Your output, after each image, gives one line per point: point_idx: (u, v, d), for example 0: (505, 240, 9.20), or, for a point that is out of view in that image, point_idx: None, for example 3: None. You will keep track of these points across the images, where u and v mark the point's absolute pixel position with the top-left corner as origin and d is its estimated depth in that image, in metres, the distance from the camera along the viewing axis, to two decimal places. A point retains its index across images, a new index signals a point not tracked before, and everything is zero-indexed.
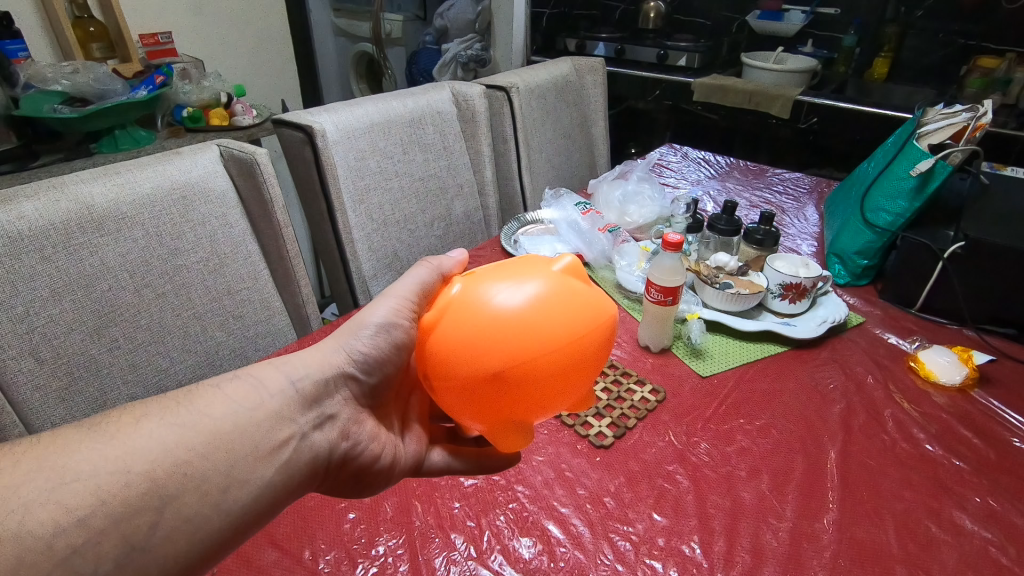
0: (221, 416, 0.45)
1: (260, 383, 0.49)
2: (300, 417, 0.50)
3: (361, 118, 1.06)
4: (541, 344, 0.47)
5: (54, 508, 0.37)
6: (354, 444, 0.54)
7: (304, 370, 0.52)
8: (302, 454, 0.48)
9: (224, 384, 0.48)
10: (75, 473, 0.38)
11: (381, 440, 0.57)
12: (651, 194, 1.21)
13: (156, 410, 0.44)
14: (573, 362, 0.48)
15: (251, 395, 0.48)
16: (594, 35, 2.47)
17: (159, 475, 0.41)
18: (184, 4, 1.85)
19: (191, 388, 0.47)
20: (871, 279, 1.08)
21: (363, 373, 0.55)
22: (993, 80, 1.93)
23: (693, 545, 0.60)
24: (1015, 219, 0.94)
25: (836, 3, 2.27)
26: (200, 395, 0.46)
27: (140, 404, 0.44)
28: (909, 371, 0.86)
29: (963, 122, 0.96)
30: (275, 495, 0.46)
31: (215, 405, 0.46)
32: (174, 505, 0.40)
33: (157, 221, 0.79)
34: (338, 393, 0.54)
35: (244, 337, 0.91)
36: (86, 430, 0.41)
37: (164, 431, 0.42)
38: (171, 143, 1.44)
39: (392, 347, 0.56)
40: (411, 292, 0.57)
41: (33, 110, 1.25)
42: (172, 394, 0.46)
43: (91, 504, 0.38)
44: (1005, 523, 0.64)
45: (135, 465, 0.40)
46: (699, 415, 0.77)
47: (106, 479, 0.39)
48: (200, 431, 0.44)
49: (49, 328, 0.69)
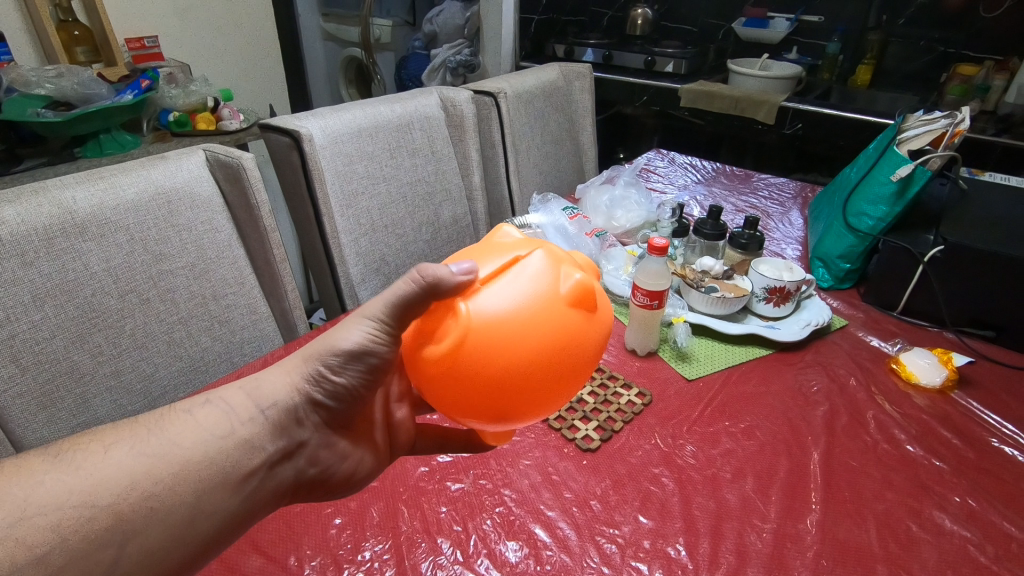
0: (190, 446, 0.45)
1: (230, 411, 0.49)
2: (269, 447, 0.49)
3: (348, 122, 1.06)
4: (548, 354, 0.47)
5: (14, 545, 0.37)
6: (323, 469, 0.54)
7: (273, 397, 0.50)
8: (266, 487, 0.49)
9: (195, 409, 0.48)
10: (36, 508, 0.39)
11: (353, 458, 0.57)
12: (637, 199, 1.22)
13: (124, 438, 0.44)
14: (574, 369, 0.49)
15: (221, 423, 0.47)
16: (582, 41, 2.49)
17: (122, 509, 0.41)
18: (171, 8, 1.84)
19: (161, 412, 0.47)
20: (853, 283, 1.09)
21: (333, 401, 0.53)
22: (972, 87, 1.97)
23: (678, 547, 0.61)
24: (993, 223, 0.96)
25: (820, 11, 2.31)
26: (170, 423, 0.46)
27: (109, 430, 0.44)
28: (890, 373, 0.88)
29: (942, 128, 0.98)
30: (236, 526, 0.47)
31: (184, 435, 0.45)
32: (135, 540, 0.41)
33: (142, 227, 0.78)
34: (308, 420, 0.52)
35: (231, 343, 0.90)
36: (52, 460, 0.41)
37: (130, 462, 0.42)
38: (157, 148, 1.43)
39: (364, 373, 0.52)
40: (385, 315, 0.49)
41: (16, 114, 1.24)
42: (142, 420, 0.46)
43: (51, 541, 0.38)
44: (984, 522, 0.65)
45: (99, 499, 0.41)
46: (685, 418, 0.78)
47: (68, 514, 0.39)
48: (166, 463, 0.43)
49: (31, 335, 0.69)
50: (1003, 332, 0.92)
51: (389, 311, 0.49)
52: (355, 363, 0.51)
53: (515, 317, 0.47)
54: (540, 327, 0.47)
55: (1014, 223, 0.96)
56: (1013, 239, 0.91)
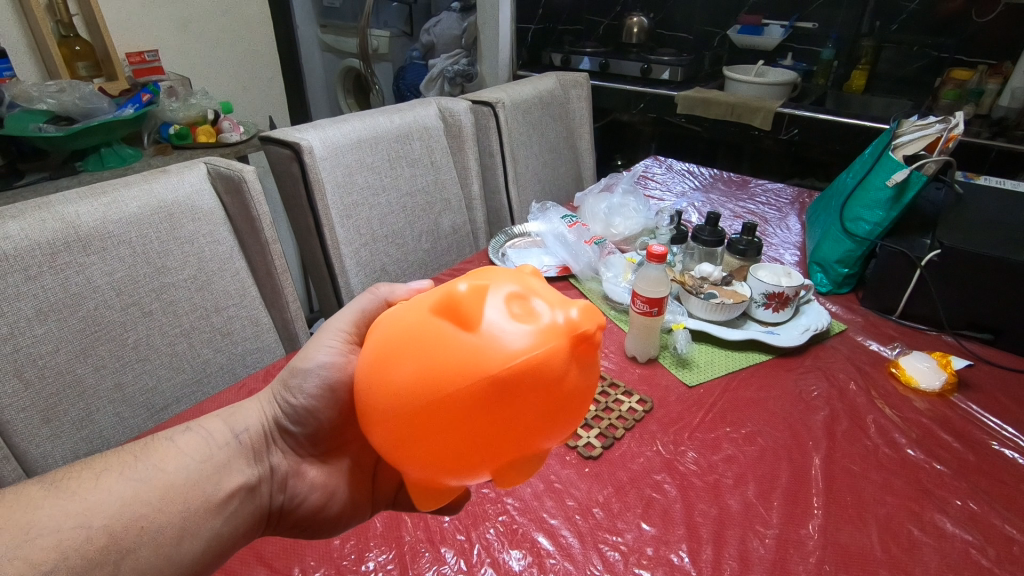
0: (175, 469, 0.48)
1: (209, 436, 0.53)
2: (245, 467, 0.53)
3: (347, 134, 1.07)
4: (392, 377, 0.43)
5: (21, 563, 0.39)
6: (291, 496, 0.57)
7: (245, 423, 0.56)
8: (246, 506, 0.51)
9: (178, 436, 0.51)
10: (38, 529, 0.41)
11: (323, 490, 0.61)
12: (636, 207, 1.23)
13: (115, 465, 0.46)
14: (417, 411, 0.42)
15: (202, 447, 0.51)
16: (579, 50, 2.51)
17: (117, 528, 0.43)
18: (170, 22, 1.86)
19: (146, 441, 0.50)
20: (852, 287, 1.10)
21: (296, 426, 0.59)
22: (966, 91, 1.99)
23: (681, 554, 0.61)
24: (989, 227, 0.97)
25: (813, 18, 2.33)
26: (156, 448, 0.49)
27: (100, 459, 0.47)
28: (890, 377, 0.88)
29: (936, 134, 0.99)
30: (222, 545, 0.48)
31: (169, 459, 0.48)
32: (129, 558, 0.43)
33: (144, 241, 0.79)
34: (275, 447, 0.58)
35: (233, 354, 0.91)
36: (48, 486, 0.43)
37: (122, 486, 0.45)
38: (158, 161, 1.44)
39: (321, 391, 0.60)
40: (347, 325, 0.60)
41: (18, 129, 1.25)
42: (129, 449, 0.48)
43: (54, 558, 0.40)
44: (985, 525, 0.65)
45: (94, 520, 0.42)
46: (687, 424, 0.78)
47: (68, 533, 0.41)
48: (155, 485, 0.46)
49: (35, 348, 0.69)
50: (1000, 335, 0.93)
51: (352, 321, 0.61)
52: (310, 379, 0.59)
53: (399, 327, 0.46)
54: (399, 346, 0.44)
55: (1010, 227, 0.97)
56: (1008, 242, 0.92)
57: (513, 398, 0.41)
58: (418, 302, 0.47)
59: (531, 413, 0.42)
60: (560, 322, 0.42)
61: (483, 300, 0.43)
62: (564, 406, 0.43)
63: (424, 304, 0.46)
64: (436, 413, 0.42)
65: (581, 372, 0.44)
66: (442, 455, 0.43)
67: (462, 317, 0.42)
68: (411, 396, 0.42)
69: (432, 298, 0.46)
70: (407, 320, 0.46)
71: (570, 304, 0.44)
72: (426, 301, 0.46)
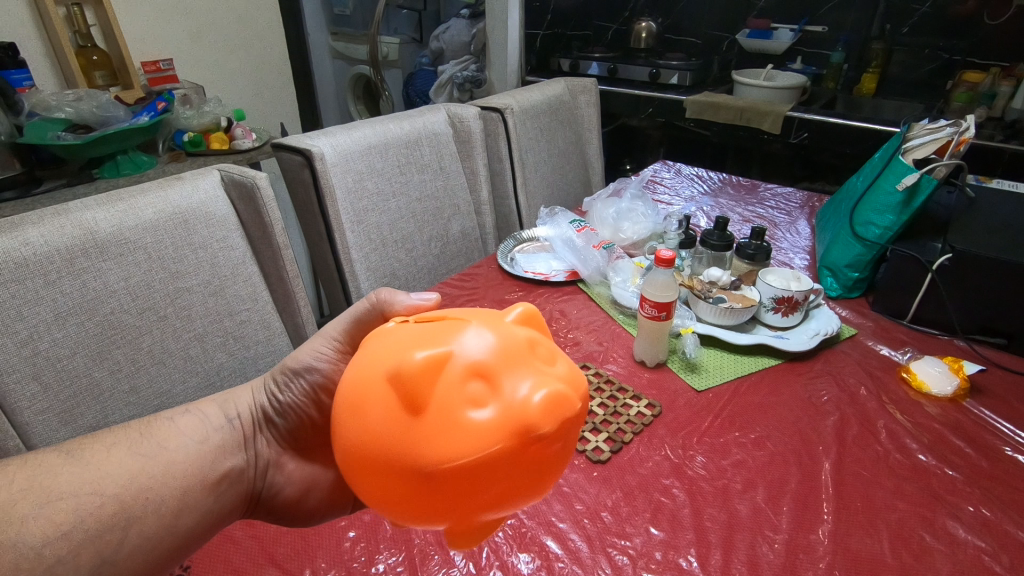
0: (178, 447, 0.51)
1: (205, 420, 0.56)
2: (237, 451, 0.55)
3: (358, 141, 1.08)
4: (356, 424, 0.45)
5: (42, 523, 0.41)
6: (269, 484, 0.60)
7: (236, 411, 0.59)
8: (236, 485, 0.54)
9: (177, 418, 0.54)
10: (58, 493, 0.43)
11: (295, 483, 0.63)
12: (644, 211, 1.23)
13: (124, 439, 0.49)
14: (372, 466, 0.44)
15: (199, 430, 0.54)
16: (587, 55, 2.52)
17: (127, 498, 0.45)
18: (185, 31, 1.89)
19: (149, 420, 0.52)
20: (862, 292, 1.09)
21: (278, 418, 0.62)
22: (978, 93, 1.97)
23: (690, 558, 0.61)
24: (1002, 230, 0.96)
25: (823, 22, 2.32)
26: (160, 427, 0.51)
27: (109, 432, 0.49)
28: (901, 382, 0.87)
29: (947, 137, 0.99)
30: (213, 522, 0.51)
31: (172, 438, 0.51)
32: (136, 526, 0.45)
33: (160, 246, 0.80)
34: (262, 436, 0.61)
35: (245, 358, 0.92)
36: (63, 455, 0.46)
37: (130, 459, 0.47)
38: (172, 167, 1.46)
39: (306, 391, 0.63)
40: (339, 333, 0.64)
41: (37, 138, 1.27)
42: (134, 426, 0.51)
43: (72, 520, 0.42)
44: (999, 532, 0.64)
45: (107, 488, 0.45)
46: (695, 429, 0.78)
47: (84, 499, 0.44)
48: (161, 461, 0.49)
49: (53, 352, 0.70)
50: (1014, 340, 0.92)
51: (342, 331, 0.64)
52: (299, 378, 0.63)
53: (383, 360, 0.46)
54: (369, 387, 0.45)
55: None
56: (1022, 246, 0.91)
57: (459, 480, 0.41)
58: (404, 339, 0.46)
59: (480, 490, 0.42)
60: (522, 416, 0.40)
61: (450, 369, 0.42)
62: (517, 486, 0.43)
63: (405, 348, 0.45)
64: (388, 475, 0.43)
65: (537, 461, 0.43)
66: (393, 506, 0.45)
67: (422, 390, 0.41)
68: (372, 444, 0.43)
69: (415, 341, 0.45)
70: (389, 354, 0.46)
71: (539, 388, 0.42)
72: (409, 345, 0.45)
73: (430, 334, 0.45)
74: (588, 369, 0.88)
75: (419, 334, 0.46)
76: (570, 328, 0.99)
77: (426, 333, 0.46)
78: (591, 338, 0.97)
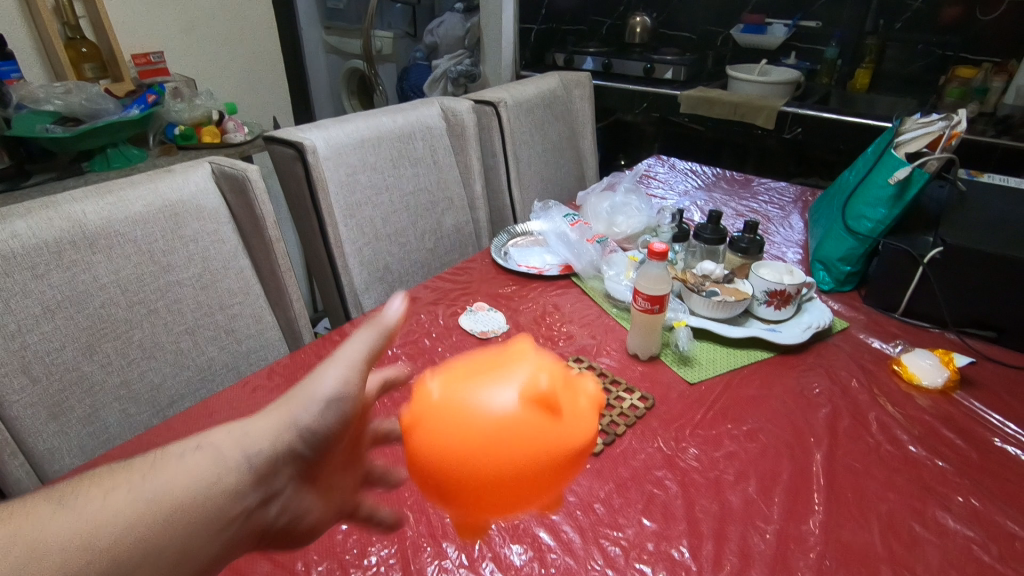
0: (186, 488, 0.42)
1: (223, 451, 0.45)
2: (256, 491, 0.46)
3: (351, 134, 1.07)
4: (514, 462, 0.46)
5: None
6: (296, 517, 0.50)
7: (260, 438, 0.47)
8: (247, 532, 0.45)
9: (189, 449, 0.45)
10: (39, 550, 0.36)
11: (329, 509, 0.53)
12: (638, 205, 1.23)
13: (122, 479, 0.41)
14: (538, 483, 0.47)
15: (216, 464, 0.44)
16: (582, 50, 2.52)
17: (117, 554, 0.38)
18: (176, 24, 1.87)
19: (155, 452, 0.44)
20: (854, 286, 1.10)
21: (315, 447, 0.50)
22: (970, 89, 1.97)
23: (682, 549, 0.61)
24: (992, 224, 0.96)
25: (817, 17, 2.32)
26: (166, 462, 0.43)
27: (106, 469, 0.41)
28: (893, 375, 0.88)
29: (939, 131, 0.99)
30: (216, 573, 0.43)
31: (180, 476, 0.42)
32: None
33: (150, 239, 0.80)
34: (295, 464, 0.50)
35: (238, 352, 0.91)
36: (51, 502, 0.38)
37: (126, 504, 0.39)
38: (163, 160, 1.45)
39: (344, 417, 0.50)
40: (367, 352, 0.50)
41: (26, 131, 1.26)
42: (135, 461, 0.42)
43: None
44: (988, 521, 0.65)
45: (95, 542, 0.37)
46: (688, 421, 0.78)
47: (66, 556, 0.36)
48: (162, 506, 0.41)
49: (42, 346, 0.70)
50: (1004, 333, 0.93)
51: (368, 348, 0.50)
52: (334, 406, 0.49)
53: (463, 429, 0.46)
54: (491, 429, 0.46)
55: (1014, 224, 0.96)
56: (1012, 239, 0.91)
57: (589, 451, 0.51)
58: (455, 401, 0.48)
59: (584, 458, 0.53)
60: (593, 394, 0.54)
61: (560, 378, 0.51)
62: None
63: (468, 402, 0.47)
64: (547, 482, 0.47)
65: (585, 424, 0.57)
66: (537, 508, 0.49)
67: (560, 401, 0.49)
68: (539, 466, 0.46)
69: (469, 394, 0.48)
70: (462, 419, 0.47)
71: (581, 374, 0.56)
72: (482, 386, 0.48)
73: (469, 380, 0.49)
74: (581, 362, 0.88)
75: (457, 390, 0.48)
76: (563, 322, 0.99)
77: (466, 380, 0.49)
78: (585, 332, 0.97)
